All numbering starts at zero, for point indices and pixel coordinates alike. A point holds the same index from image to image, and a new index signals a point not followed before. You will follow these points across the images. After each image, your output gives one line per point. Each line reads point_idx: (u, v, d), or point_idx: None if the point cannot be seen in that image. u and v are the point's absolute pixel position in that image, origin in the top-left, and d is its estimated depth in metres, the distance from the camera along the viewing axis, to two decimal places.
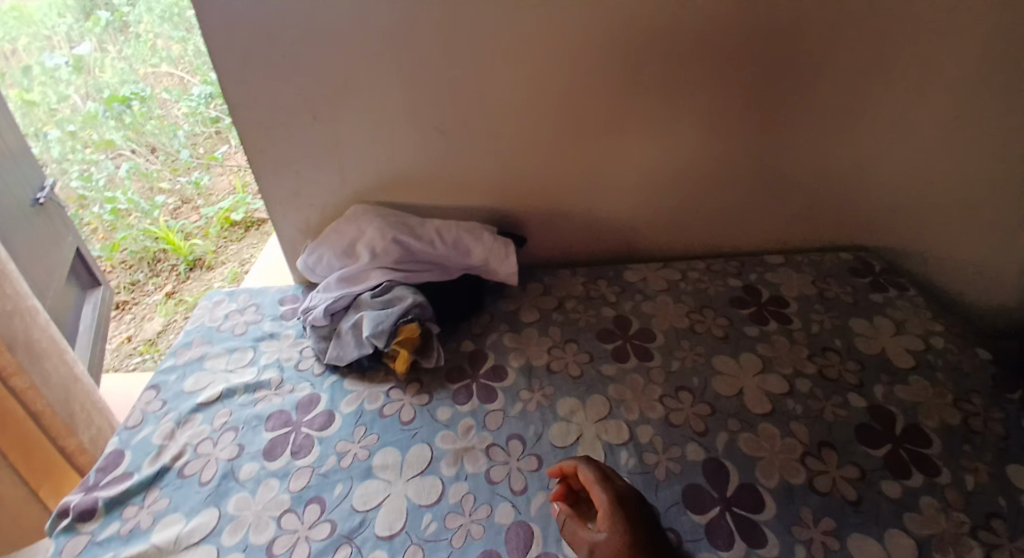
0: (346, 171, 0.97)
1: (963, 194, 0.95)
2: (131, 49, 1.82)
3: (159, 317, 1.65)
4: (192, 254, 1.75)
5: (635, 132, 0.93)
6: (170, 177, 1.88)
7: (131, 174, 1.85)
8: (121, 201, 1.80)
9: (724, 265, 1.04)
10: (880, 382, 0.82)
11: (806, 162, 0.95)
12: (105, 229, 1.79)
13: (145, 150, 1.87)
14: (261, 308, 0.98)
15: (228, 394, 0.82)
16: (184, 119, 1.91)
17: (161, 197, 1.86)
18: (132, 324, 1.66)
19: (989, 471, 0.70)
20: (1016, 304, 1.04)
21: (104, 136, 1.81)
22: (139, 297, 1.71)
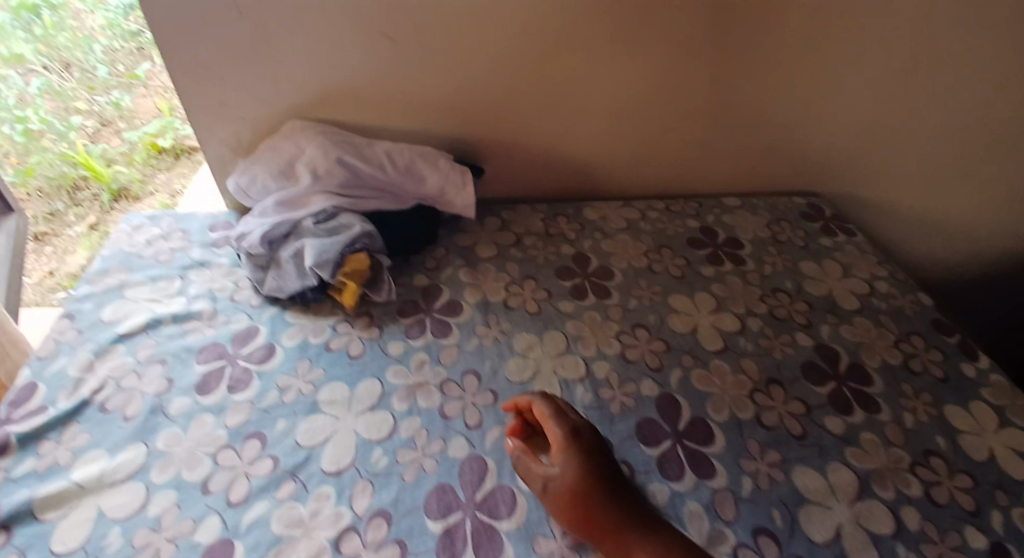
0: (279, 79, 0.88)
1: (910, 132, 0.98)
2: None
3: (82, 251, 1.54)
4: (117, 183, 1.63)
5: (605, 46, 0.88)
6: (87, 95, 1.73)
7: (42, 91, 1.69)
8: (33, 120, 1.64)
9: (684, 206, 1.04)
10: (827, 322, 0.84)
11: (769, 92, 0.95)
12: (17, 152, 1.64)
13: (59, 67, 1.73)
14: (188, 234, 0.91)
15: (154, 325, 0.77)
16: (100, 32, 1.78)
17: (78, 117, 1.70)
18: (53, 257, 1.55)
19: (928, 411, 0.73)
20: (941, 247, 1.12)
21: (13, 50, 1.68)
22: (59, 228, 1.58)
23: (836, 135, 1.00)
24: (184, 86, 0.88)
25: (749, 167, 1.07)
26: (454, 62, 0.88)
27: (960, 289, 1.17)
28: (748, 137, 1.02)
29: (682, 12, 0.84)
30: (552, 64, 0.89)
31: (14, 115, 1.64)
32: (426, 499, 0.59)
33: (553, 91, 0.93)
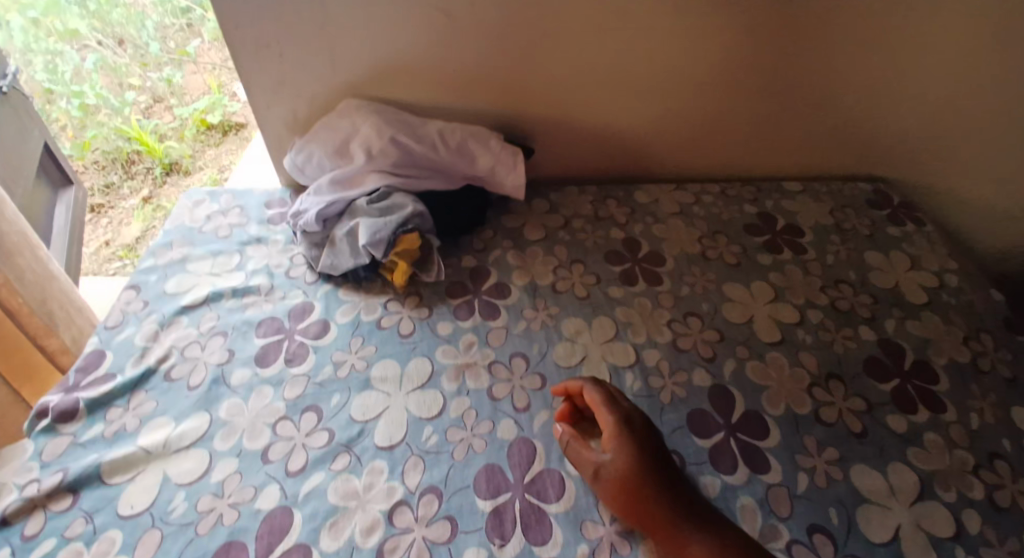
0: (338, 59, 0.88)
1: (989, 114, 0.92)
2: None
3: (136, 223, 1.64)
4: (168, 157, 1.69)
5: (670, 22, 0.84)
6: (140, 72, 1.77)
7: (98, 67, 1.75)
8: (89, 96, 1.73)
9: (740, 190, 1.01)
10: (892, 316, 0.80)
11: (839, 70, 0.90)
12: (75, 126, 1.77)
13: (112, 42, 1.75)
14: (246, 209, 0.94)
15: (215, 298, 0.79)
16: (152, 8, 1.72)
17: (131, 92, 1.78)
18: (109, 229, 1.67)
19: (994, 413, 0.69)
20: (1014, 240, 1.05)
21: (69, 26, 1.72)
22: (114, 201, 1.70)
23: (909, 118, 0.95)
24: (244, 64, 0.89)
25: (810, 151, 1.02)
26: (512, 40, 0.86)
27: None
28: (814, 118, 0.97)
29: None
30: (611, 43, 0.86)
31: (71, 90, 1.74)
32: (475, 479, 0.60)
33: (612, 68, 0.90)
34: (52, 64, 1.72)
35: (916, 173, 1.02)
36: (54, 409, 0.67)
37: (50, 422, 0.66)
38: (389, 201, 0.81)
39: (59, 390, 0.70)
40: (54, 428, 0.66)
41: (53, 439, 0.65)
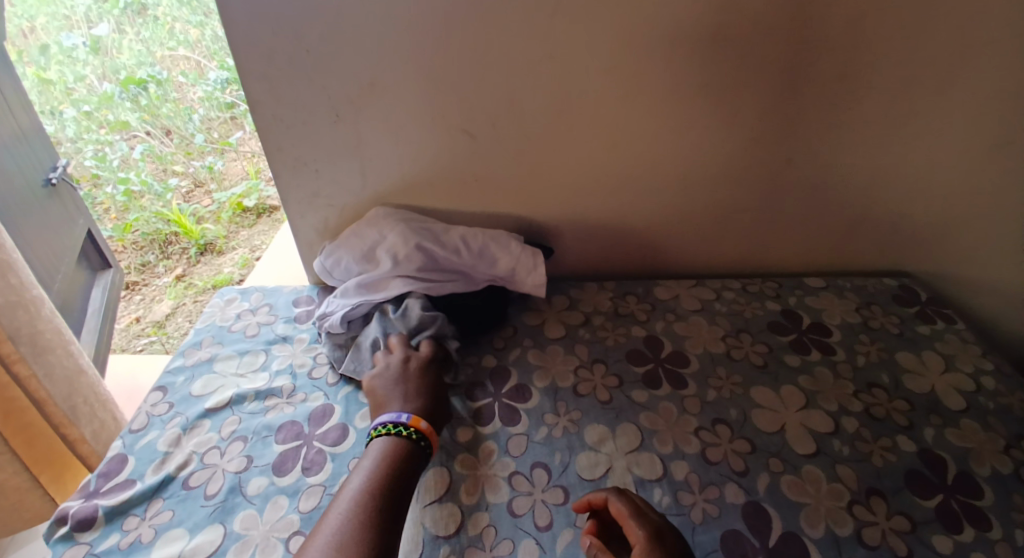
0: (368, 171, 0.92)
1: (1003, 210, 0.93)
2: (148, 31, 1.80)
3: (168, 300, 1.68)
4: (203, 238, 1.76)
5: (686, 133, 0.88)
6: (184, 160, 1.88)
7: (145, 155, 1.84)
8: (134, 182, 1.79)
9: (761, 286, 1.00)
10: (930, 424, 0.76)
11: (852, 172, 0.92)
12: (118, 209, 1.82)
13: (160, 132, 1.86)
14: (274, 308, 0.96)
15: (239, 400, 0.79)
16: (200, 103, 1.88)
17: (175, 178, 1.86)
18: (141, 305, 1.70)
19: None
20: None
21: (120, 118, 1.81)
22: (149, 279, 1.75)
23: (924, 214, 0.96)
24: (279, 177, 0.93)
25: (829, 247, 1.02)
26: (534, 153, 0.90)
27: None
28: (830, 215, 0.98)
29: (760, 98, 0.85)
30: (629, 151, 0.90)
31: (117, 176, 1.82)
32: None
33: (631, 174, 0.93)
34: (101, 153, 1.82)
35: (937, 267, 1.02)
36: (73, 516, 0.66)
37: (68, 530, 0.65)
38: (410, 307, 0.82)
39: (80, 495, 0.69)
40: (71, 537, 0.64)
41: (69, 548, 0.64)
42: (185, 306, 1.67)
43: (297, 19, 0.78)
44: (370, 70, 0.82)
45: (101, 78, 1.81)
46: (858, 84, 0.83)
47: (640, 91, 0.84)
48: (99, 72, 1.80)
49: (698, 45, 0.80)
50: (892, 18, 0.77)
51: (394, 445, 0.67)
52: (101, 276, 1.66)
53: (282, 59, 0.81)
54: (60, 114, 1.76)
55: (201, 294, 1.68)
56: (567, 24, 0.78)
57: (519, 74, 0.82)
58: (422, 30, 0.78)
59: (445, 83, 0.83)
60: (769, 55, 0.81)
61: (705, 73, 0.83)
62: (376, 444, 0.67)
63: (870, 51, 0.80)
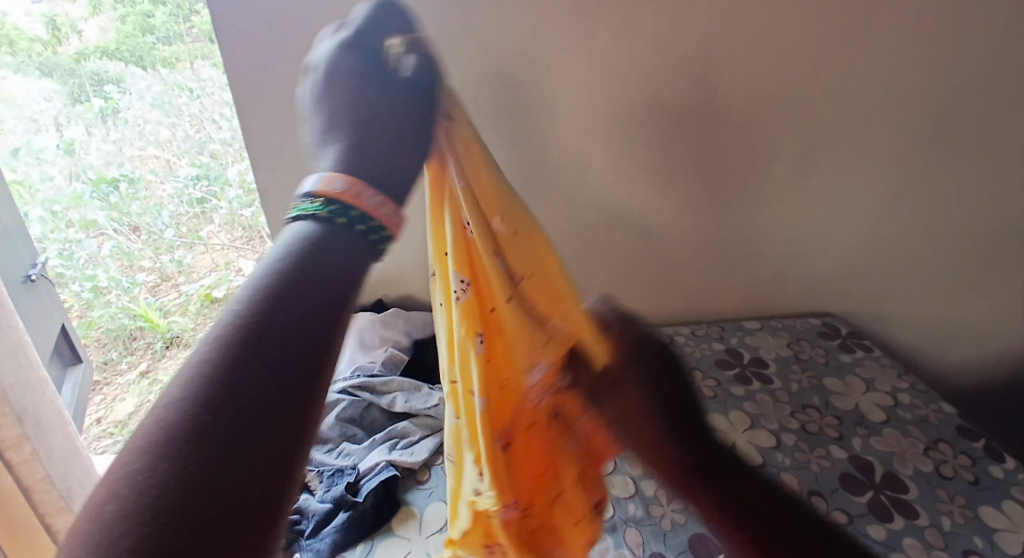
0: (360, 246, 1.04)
1: (900, 258, 1.12)
2: (118, 133, 1.67)
3: (131, 396, 1.59)
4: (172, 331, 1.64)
5: (630, 203, 1.06)
6: (152, 255, 1.75)
7: (113, 253, 1.73)
8: (102, 278, 1.72)
9: (707, 330, 1.15)
10: (859, 434, 0.90)
11: (771, 229, 1.10)
12: (81, 306, 1.77)
13: (127, 230, 1.72)
14: None
15: None
16: (169, 200, 1.73)
17: (142, 274, 1.75)
18: (102, 407, 1.61)
19: (964, 513, 0.78)
20: (948, 354, 1.21)
21: (88, 216, 1.71)
22: (111, 376, 1.67)
23: (836, 262, 1.14)
24: None
25: (764, 291, 1.19)
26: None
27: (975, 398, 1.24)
28: (760, 266, 1.15)
29: (687, 174, 1.03)
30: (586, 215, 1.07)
31: (85, 275, 1.74)
32: None
33: (589, 236, 1.09)
34: (69, 251, 1.73)
35: (856, 306, 1.19)
36: None
37: None
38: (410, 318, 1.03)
39: None
40: None
41: None
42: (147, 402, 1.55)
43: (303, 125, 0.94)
44: None
45: (69, 178, 1.69)
46: (764, 160, 1.02)
47: (590, 170, 1.02)
48: (66, 172, 1.69)
49: (634, 128, 0.99)
50: (781, 111, 0.98)
51: (312, 246, 0.25)
52: (73, 370, 1.64)
53: (289, 154, 0.97)
54: (27, 215, 1.71)
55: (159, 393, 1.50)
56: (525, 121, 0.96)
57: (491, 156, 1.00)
58: None
59: None
60: (689, 138, 1.00)
61: (640, 156, 1.01)
62: (281, 241, 0.26)
63: (768, 135, 1.00)
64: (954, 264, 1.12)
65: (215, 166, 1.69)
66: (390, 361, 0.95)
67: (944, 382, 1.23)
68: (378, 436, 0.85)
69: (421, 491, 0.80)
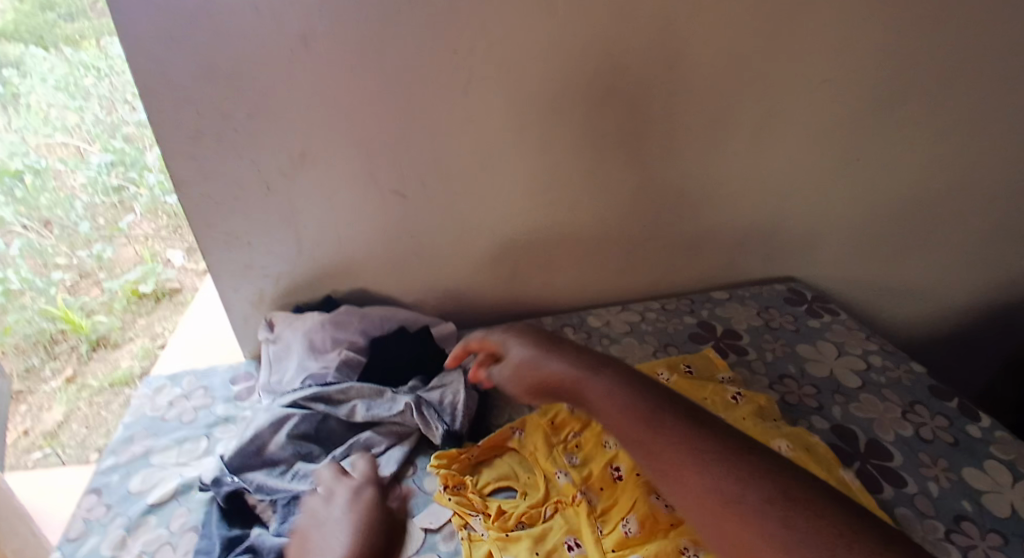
0: (303, 239, 0.95)
1: (857, 221, 1.12)
2: (21, 120, 1.45)
3: (60, 406, 1.38)
4: (95, 332, 1.46)
5: (595, 177, 0.98)
6: (67, 251, 1.52)
7: (24, 252, 1.47)
8: (13, 281, 1.43)
9: (677, 304, 1.13)
10: (837, 402, 0.88)
11: (739, 198, 1.06)
12: None
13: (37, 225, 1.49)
14: (210, 390, 0.92)
15: (184, 489, 0.76)
16: (82, 190, 1.54)
17: (58, 273, 1.50)
18: (27, 418, 1.37)
19: (949, 477, 0.75)
20: (893, 308, 1.26)
21: None
22: (34, 385, 1.40)
23: (800, 227, 1.13)
24: (211, 251, 0.93)
25: (731, 262, 1.16)
26: (548, 243, 1.04)
27: (913, 343, 1.32)
28: (726, 236, 1.12)
29: (650, 144, 0.96)
30: (549, 200, 0.99)
31: None
32: None
33: (553, 216, 1.01)
34: None
35: (814, 268, 1.19)
36: None
37: None
38: (363, 325, 0.94)
39: None
40: None
41: None
42: (80, 410, 1.38)
43: (219, 101, 0.81)
44: (299, 143, 0.85)
45: None
46: (730, 122, 0.96)
47: (551, 146, 0.93)
48: None
49: (600, 100, 0.89)
50: (749, 71, 0.91)
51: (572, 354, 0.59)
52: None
53: (207, 137, 0.83)
54: None
55: (98, 395, 1.40)
56: (477, 97, 0.85)
57: (440, 139, 0.88)
58: (346, 105, 0.83)
59: (365, 147, 0.87)
60: (654, 106, 0.92)
61: (606, 128, 0.93)
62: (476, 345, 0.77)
63: (736, 96, 0.93)
64: (912, 220, 1.13)
65: (130, 151, 1.54)
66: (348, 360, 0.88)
67: (892, 330, 1.30)
68: (337, 451, 0.76)
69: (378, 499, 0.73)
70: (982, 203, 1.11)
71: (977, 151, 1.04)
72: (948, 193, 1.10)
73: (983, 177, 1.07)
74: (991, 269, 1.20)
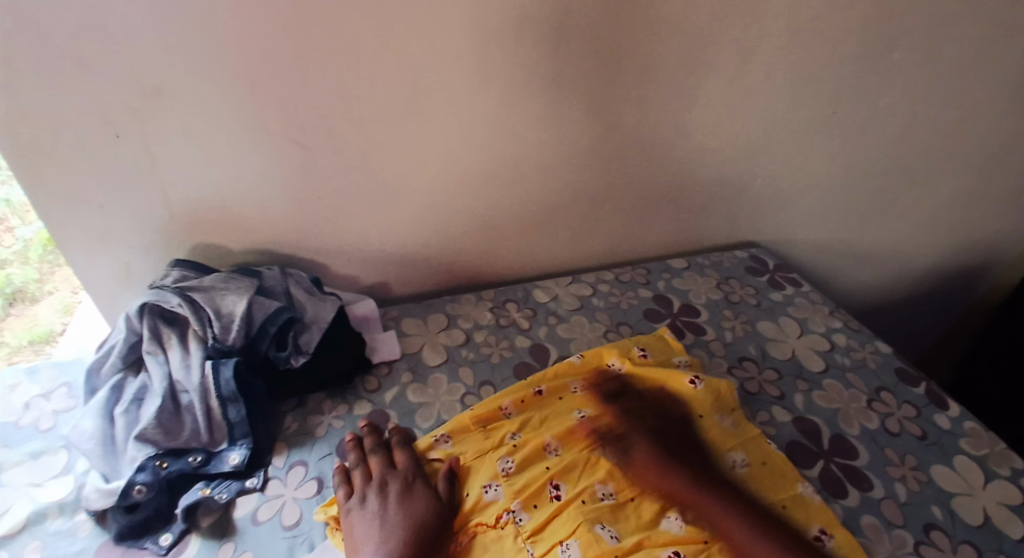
0: (179, 203, 0.77)
1: (822, 180, 1.04)
2: None
3: None
4: (6, 285, 1.08)
5: (539, 125, 0.83)
6: None
7: None
8: None
9: (632, 274, 1.02)
10: (799, 390, 0.81)
11: (700, 153, 0.95)
12: None
13: None
14: (77, 386, 0.78)
15: (37, 519, 0.62)
16: None
17: None
18: None
19: (918, 478, 0.69)
20: (856, 274, 1.21)
21: None
22: None
23: (763, 187, 1.03)
24: (56, 218, 0.74)
25: (691, 226, 1.06)
26: (491, 207, 0.91)
27: (873, 309, 1.28)
28: (685, 197, 1.01)
29: (602, 89, 0.82)
30: (488, 153, 0.84)
31: None
32: None
33: (493, 173, 0.87)
34: None
35: (780, 231, 1.11)
36: None
37: None
38: (262, 283, 0.78)
39: None
40: None
41: None
42: None
43: (31, 17, 0.60)
44: (153, 77, 0.66)
45: None
46: (693, 64, 0.83)
47: (485, 87, 0.77)
48: None
49: (544, 32, 0.74)
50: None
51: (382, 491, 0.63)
52: None
53: (22, 66, 0.63)
54: None
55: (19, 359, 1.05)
56: (386, 22, 0.68)
57: (344, 73, 0.71)
58: (211, 27, 0.64)
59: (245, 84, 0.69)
60: (607, 40, 0.77)
61: (550, 66, 0.77)
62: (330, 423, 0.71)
63: (700, 33, 0.80)
64: (878, 178, 1.06)
65: None
66: (223, 327, 0.70)
67: (854, 296, 1.24)
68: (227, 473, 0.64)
69: (254, 505, 0.63)
70: (947, 161, 1.05)
71: (951, 98, 0.96)
72: (917, 148, 1.02)
73: (951, 131, 1.01)
74: (953, 230, 1.16)
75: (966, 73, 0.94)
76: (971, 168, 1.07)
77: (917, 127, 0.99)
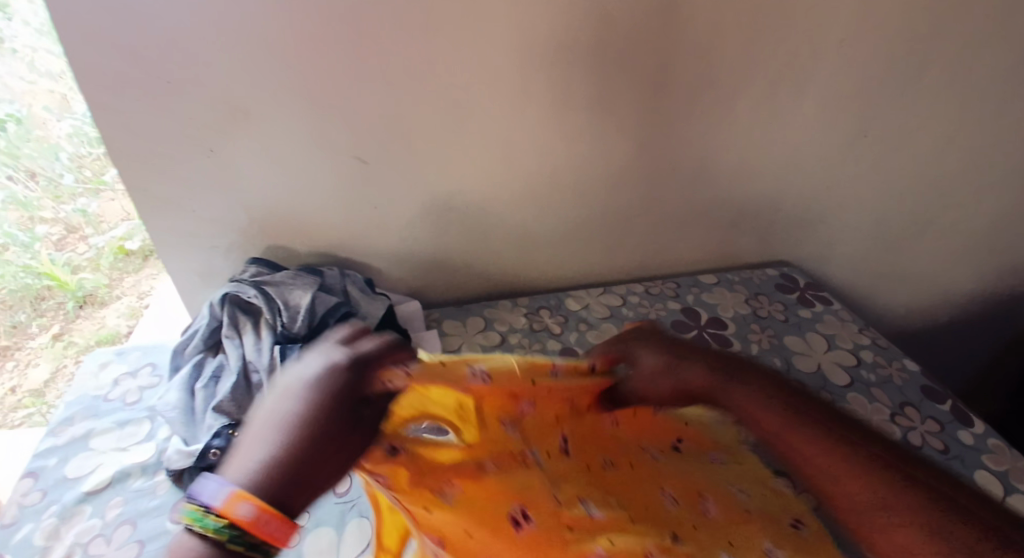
0: (252, 208, 0.87)
1: (852, 201, 1.06)
2: None
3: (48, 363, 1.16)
4: (79, 289, 1.19)
5: (576, 144, 0.90)
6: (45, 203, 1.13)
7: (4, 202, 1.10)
8: None
9: (661, 287, 1.06)
10: (822, 400, 0.83)
11: (730, 174, 0.99)
12: None
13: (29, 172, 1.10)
14: (157, 367, 0.87)
15: (121, 478, 0.72)
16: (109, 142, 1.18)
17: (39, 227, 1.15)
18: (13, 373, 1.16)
19: None
20: (889, 296, 1.21)
21: None
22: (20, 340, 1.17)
23: (794, 207, 1.06)
24: (150, 219, 0.86)
25: (720, 243, 1.10)
26: (528, 219, 0.97)
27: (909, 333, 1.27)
28: (715, 215, 1.05)
29: (636, 112, 0.88)
30: (528, 169, 0.91)
31: None
32: None
33: (531, 188, 0.94)
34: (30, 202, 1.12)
35: (811, 251, 1.13)
36: None
37: None
38: (324, 281, 0.86)
39: None
40: None
41: None
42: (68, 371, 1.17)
43: (147, 48, 0.71)
44: (241, 98, 0.76)
45: None
46: (724, 90, 0.88)
47: (527, 109, 0.85)
48: None
49: (583, 60, 0.81)
50: (745, 31, 0.83)
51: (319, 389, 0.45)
52: None
53: (135, 89, 0.74)
54: None
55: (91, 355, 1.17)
56: (440, 51, 0.77)
57: (402, 96, 0.80)
58: (291, 56, 0.74)
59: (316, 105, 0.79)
60: (642, 68, 0.83)
61: (587, 90, 0.84)
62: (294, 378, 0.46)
63: (730, 60, 0.86)
64: (910, 200, 1.07)
65: None
66: (291, 317, 0.79)
67: (888, 319, 1.24)
68: None
69: None
70: (983, 185, 1.06)
71: (983, 122, 0.98)
72: (950, 172, 1.04)
73: (986, 155, 1.02)
74: (991, 254, 1.15)
75: (1001, 99, 0.95)
76: (1008, 193, 1.07)
77: (950, 151, 1.01)
